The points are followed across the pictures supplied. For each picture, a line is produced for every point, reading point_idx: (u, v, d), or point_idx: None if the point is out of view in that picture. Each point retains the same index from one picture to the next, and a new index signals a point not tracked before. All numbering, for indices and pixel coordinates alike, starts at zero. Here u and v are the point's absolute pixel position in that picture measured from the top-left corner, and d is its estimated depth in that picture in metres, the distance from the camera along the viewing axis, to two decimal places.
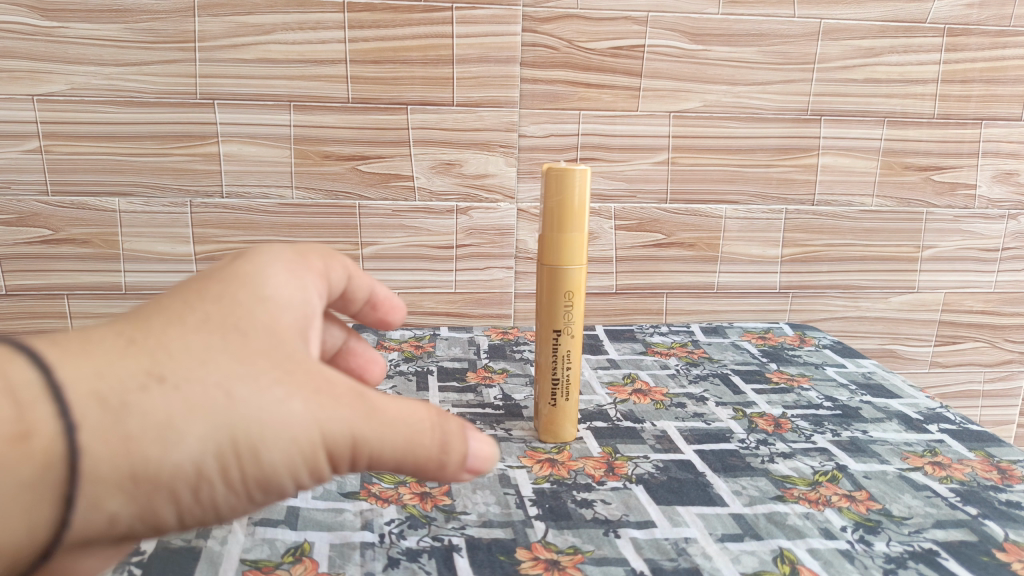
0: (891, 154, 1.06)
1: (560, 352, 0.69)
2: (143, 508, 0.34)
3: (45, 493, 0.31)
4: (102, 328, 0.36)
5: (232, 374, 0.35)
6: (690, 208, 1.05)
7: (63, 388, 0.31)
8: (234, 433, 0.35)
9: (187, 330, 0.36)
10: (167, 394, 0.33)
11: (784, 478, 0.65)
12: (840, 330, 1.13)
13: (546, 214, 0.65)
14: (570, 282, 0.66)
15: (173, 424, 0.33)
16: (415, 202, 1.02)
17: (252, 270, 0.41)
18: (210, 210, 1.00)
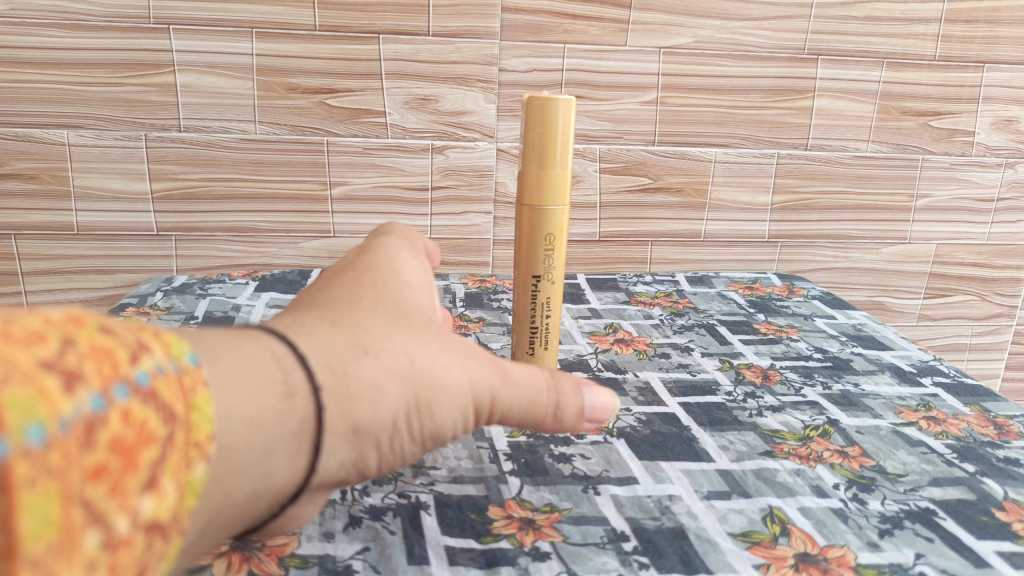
0: (889, 98, 1.02)
1: (539, 300, 0.64)
2: (358, 456, 0.38)
3: (298, 443, 0.35)
4: (299, 313, 0.40)
5: (414, 341, 0.40)
6: (678, 151, 1.00)
7: (306, 355, 0.36)
8: (428, 392, 0.39)
9: (366, 308, 0.41)
10: (375, 357, 0.38)
11: (773, 433, 0.62)
12: (829, 282, 1.10)
13: (526, 149, 0.59)
14: (552, 224, 0.61)
15: (383, 382, 0.37)
16: (388, 140, 0.96)
17: (385, 260, 0.47)
18: (167, 145, 0.93)
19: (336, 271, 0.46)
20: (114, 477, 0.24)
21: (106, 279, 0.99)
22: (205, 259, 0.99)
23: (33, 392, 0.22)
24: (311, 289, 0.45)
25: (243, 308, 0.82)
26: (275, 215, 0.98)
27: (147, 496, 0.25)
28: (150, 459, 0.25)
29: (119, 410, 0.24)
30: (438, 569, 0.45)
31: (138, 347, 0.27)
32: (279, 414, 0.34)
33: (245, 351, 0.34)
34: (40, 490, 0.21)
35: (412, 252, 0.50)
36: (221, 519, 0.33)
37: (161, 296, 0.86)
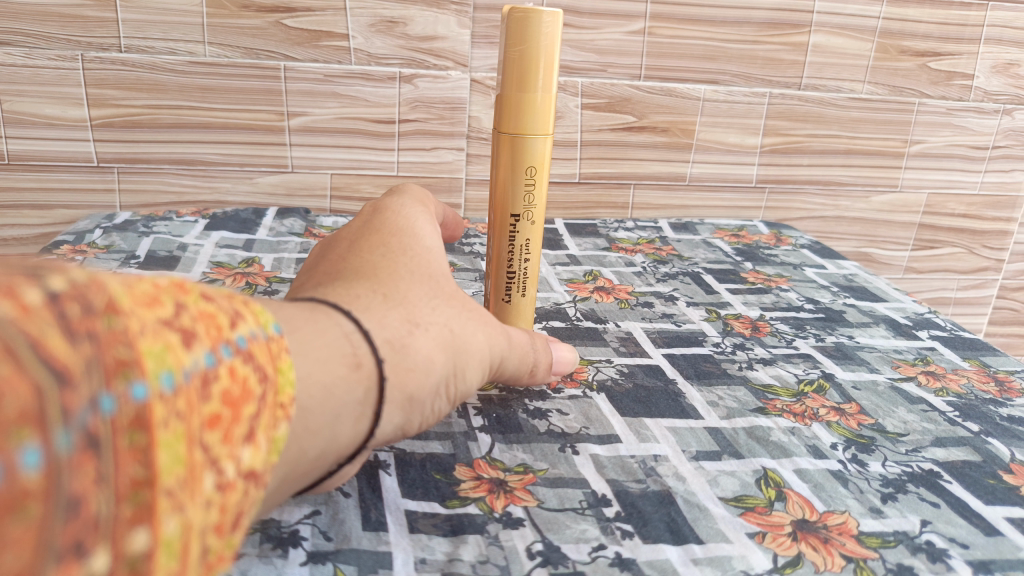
0: (888, 36, 0.96)
1: (517, 242, 0.58)
2: (407, 422, 0.38)
3: (362, 411, 0.34)
4: (340, 283, 0.39)
5: (451, 314, 0.40)
6: (665, 87, 0.93)
7: (370, 329, 0.35)
8: (463, 361, 0.40)
9: (405, 279, 0.41)
10: (424, 330, 0.38)
11: (765, 388, 0.57)
12: (816, 231, 1.05)
13: (506, 69, 0.52)
14: (533, 156, 0.55)
15: (432, 354, 0.38)
16: (351, 66, 0.88)
17: (404, 223, 0.46)
18: (106, 67, 0.84)
19: (355, 234, 0.45)
20: (224, 426, 0.25)
21: (42, 215, 0.90)
22: (151, 195, 0.91)
23: (161, 344, 0.23)
24: (339, 252, 0.43)
25: (191, 248, 0.75)
26: (228, 147, 0.90)
27: (247, 447, 0.26)
28: (251, 414, 0.27)
29: (225, 366, 0.26)
30: (396, 538, 0.40)
31: (234, 314, 0.28)
32: (349, 385, 0.33)
33: (317, 324, 0.34)
34: (172, 430, 0.22)
35: (426, 212, 0.49)
36: (291, 479, 0.32)
37: (101, 233, 0.78)
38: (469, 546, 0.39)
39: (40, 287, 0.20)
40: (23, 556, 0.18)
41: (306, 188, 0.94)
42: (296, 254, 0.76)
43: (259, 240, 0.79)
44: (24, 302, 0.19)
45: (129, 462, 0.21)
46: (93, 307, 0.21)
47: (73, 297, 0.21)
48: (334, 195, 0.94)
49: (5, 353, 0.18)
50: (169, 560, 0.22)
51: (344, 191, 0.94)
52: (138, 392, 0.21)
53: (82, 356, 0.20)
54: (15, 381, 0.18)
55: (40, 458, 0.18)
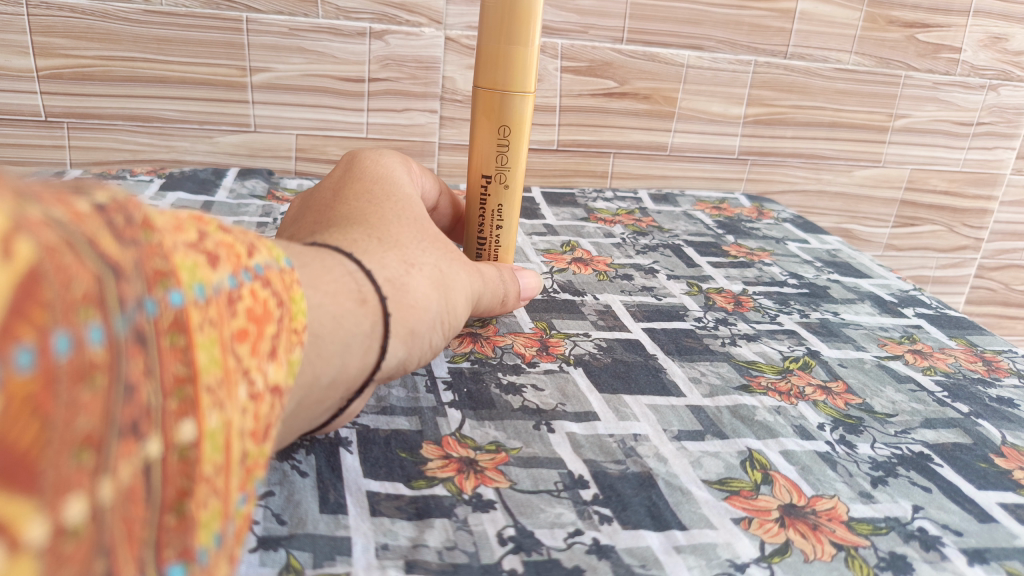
0: (876, 5, 0.93)
1: (488, 206, 0.54)
2: (409, 361, 0.34)
3: (370, 345, 0.31)
4: (331, 228, 0.36)
5: (442, 256, 0.37)
6: (648, 52, 0.90)
7: (371, 268, 0.32)
8: (455, 302, 0.37)
9: (395, 223, 0.37)
10: (421, 269, 0.35)
11: (748, 364, 0.55)
12: (797, 206, 1.03)
13: (486, 19, 0.48)
14: (509, 114, 0.51)
15: (430, 292, 0.35)
16: (318, 20, 0.83)
17: (385, 171, 0.43)
18: (53, 13, 0.79)
19: (335, 185, 0.42)
20: (254, 340, 0.23)
21: None
22: (104, 152, 0.86)
23: (192, 259, 0.21)
24: (320, 205, 0.40)
25: None
26: (186, 103, 0.85)
27: (275, 366, 0.24)
28: (274, 333, 0.24)
29: (249, 288, 0.24)
30: (356, 521, 0.36)
31: (253, 241, 0.26)
32: (357, 318, 0.30)
33: (320, 261, 0.30)
34: (207, 335, 0.21)
35: (401, 160, 0.46)
36: (300, 407, 0.29)
37: None
38: (435, 531, 0.36)
39: (86, 198, 0.18)
40: (92, 422, 0.16)
41: (270, 149, 0.89)
42: (257, 219, 0.71)
43: (217, 203, 0.75)
44: (74, 209, 0.17)
45: (171, 361, 0.19)
46: (133, 218, 0.19)
47: (117, 207, 0.19)
48: (299, 157, 0.90)
49: (68, 246, 0.16)
50: (215, 453, 0.20)
51: (310, 153, 0.90)
52: (176, 298, 0.19)
53: (129, 260, 0.18)
54: (76, 267, 0.16)
55: (102, 335, 0.17)
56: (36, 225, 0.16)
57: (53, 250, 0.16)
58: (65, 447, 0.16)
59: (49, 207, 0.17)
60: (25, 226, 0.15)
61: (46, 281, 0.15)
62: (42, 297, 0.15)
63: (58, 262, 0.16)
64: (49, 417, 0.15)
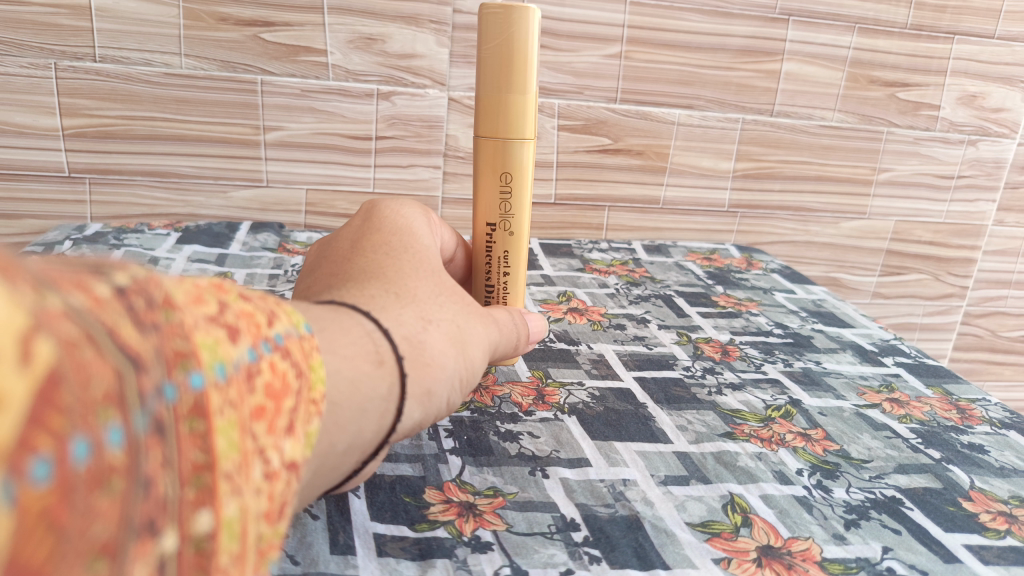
0: (858, 65, 0.98)
1: (495, 253, 0.55)
2: (426, 418, 0.37)
3: (388, 407, 0.34)
4: (348, 284, 0.39)
5: (457, 311, 0.41)
6: (640, 111, 0.94)
7: (388, 327, 0.35)
8: (472, 353, 0.40)
9: (412, 277, 0.41)
10: (436, 326, 0.38)
11: (733, 413, 0.58)
12: (787, 256, 1.07)
13: (482, 70, 0.50)
14: (510, 160, 0.52)
15: (446, 348, 0.38)
16: (329, 82, 0.88)
17: (403, 223, 0.47)
18: (80, 76, 0.84)
19: (354, 236, 0.45)
20: (269, 417, 0.24)
21: (11, 225, 0.88)
22: (123, 207, 0.90)
23: (211, 337, 0.22)
24: (342, 253, 0.44)
25: (162, 262, 0.74)
26: (202, 160, 0.89)
27: (292, 443, 0.25)
28: (289, 408, 0.25)
29: (266, 361, 0.24)
30: (364, 561, 0.39)
31: (269, 313, 0.27)
32: (374, 380, 0.33)
33: (340, 324, 0.33)
34: (226, 418, 0.21)
35: (420, 210, 0.50)
36: (317, 474, 0.31)
37: (70, 246, 0.77)
38: (436, 571, 0.39)
39: (106, 280, 0.18)
40: (109, 529, 0.16)
41: (281, 203, 0.93)
42: (268, 271, 0.76)
43: (231, 255, 0.79)
44: (94, 293, 0.18)
45: (189, 449, 0.19)
46: (153, 300, 0.20)
47: (138, 291, 0.19)
48: (308, 211, 0.94)
49: (85, 341, 0.17)
50: (232, 544, 0.20)
51: (319, 207, 0.94)
52: (197, 381, 0.20)
53: (150, 348, 0.19)
54: (95, 364, 0.17)
55: (121, 436, 0.17)
56: (54, 318, 0.16)
57: (69, 346, 0.16)
58: (80, 558, 0.16)
59: (69, 294, 0.17)
60: (45, 323, 0.16)
61: (67, 383, 0.16)
62: (60, 401, 0.16)
63: (76, 360, 0.16)
64: (67, 529, 0.15)
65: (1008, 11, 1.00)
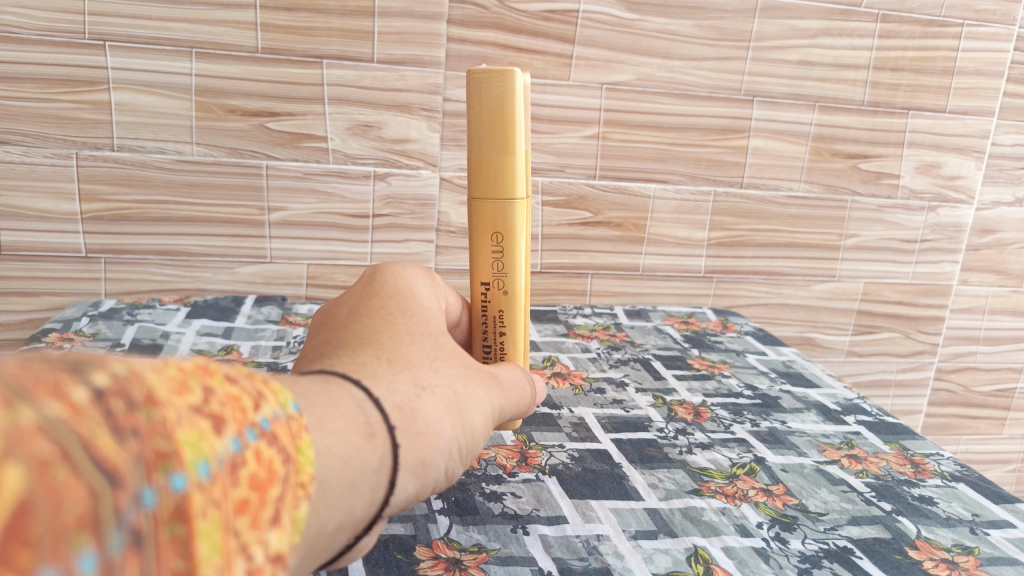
0: (820, 140, 1.05)
1: (489, 313, 0.55)
2: (420, 489, 0.39)
3: (378, 480, 0.36)
4: (343, 351, 0.41)
5: (454, 376, 0.43)
6: (619, 186, 1.01)
7: (379, 397, 0.37)
8: (469, 419, 0.42)
9: (407, 341, 0.43)
10: (429, 393, 0.40)
11: (701, 471, 0.63)
12: (762, 317, 1.12)
13: (470, 133, 0.50)
14: (500, 221, 0.52)
15: (440, 416, 0.40)
16: (329, 165, 0.96)
17: (403, 285, 0.50)
18: (99, 164, 0.91)
19: (354, 300, 0.48)
20: (252, 510, 0.24)
21: (30, 302, 0.94)
22: (135, 283, 0.96)
23: (196, 432, 0.22)
24: (341, 316, 0.46)
25: (173, 337, 0.80)
26: (210, 239, 0.96)
27: (276, 532, 0.25)
28: (274, 496, 0.26)
29: (252, 450, 0.25)
30: None
31: (257, 394, 0.27)
32: (365, 453, 0.35)
33: (330, 396, 0.35)
34: (209, 518, 0.21)
35: (425, 273, 0.53)
36: (307, 555, 0.33)
37: (88, 322, 0.83)
38: None
39: (84, 383, 0.19)
40: None
41: (283, 277, 0.99)
42: (272, 342, 0.81)
43: (237, 328, 0.85)
44: (72, 401, 0.18)
45: (170, 555, 0.20)
46: (135, 400, 0.20)
47: (118, 393, 0.20)
48: (309, 284, 1.00)
49: (56, 458, 0.17)
50: None
51: (319, 280, 1.00)
52: (178, 483, 0.20)
53: (129, 455, 0.19)
54: (69, 484, 0.17)
55: (94, 564, 0.17)
56: (28, 438, 0.17)
57: (43, 469, 0.17)
58: None
59: (44, 404, 0.17)
60: (14, 447, 0.16)
61: (35, 512, 0.16)
62: (30, 532, 0.16)
63: (49, 484, 0.17)
64: None
65: (959, 88, 1.07)
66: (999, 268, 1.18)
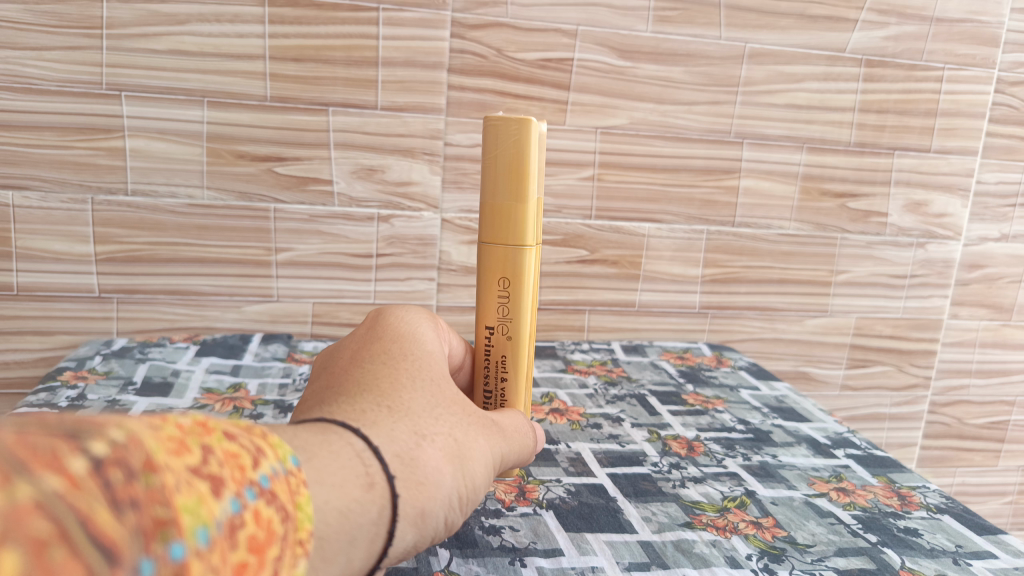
0: (809, 180, 1.09)
1: (493, 355, 0.57)
2: (421, 537, 0.41)
3: (377, 531, 0.38)
4: (345, 397, 0.44)
5: (455, 424, 0.45)
6: (614, 225, 1.05)
7: (379, 446, 0.40)
8: (470, 468, 0.45)
9: (406, 387, 0.46)
10: (430, 441, 0.43)
11: (693, 504, 0.65)
12: (757, 352, 1.15)
13: (484, 179, 0.52)
14: (507, 267, 0.54)
15: (441, 466, 0.42)
16: (334, 208, 0.99)
17: (406, 328, 0.52)
18: (113, 208, 0.94)
19: (357, 344, 0.51)
20: (251, 572, 0.27)
21: (44, 341, 0.97)
22: (146, 322, 0.99)
23: (193, 498, 0.25)
24: (344, 361, 0.49)
25: (183, 375, 0.83)
26: (219, 279, 0.99)
27: None
28: (274, 556, 0.28)
29: (249, 511, 0.28)
30: None
31: (258, 451, 0.31)
32: (363, 504, 0.37)
33: (331, 447, 0.38)
34: None
35: (428, 317, 0.56)
36: None
37: (100, 361, 0.86)
38: None
39: (87, 456, 0.22)
40: None
41: (289, 316, 1.02)
42: (279, 380, 0.84)
43: (245, 366, 0.87)
44: (75, 475, 0.21)
45: None
46: (134, 470, 0.23)
47: (115, 463, 0.22)
48: (315, 321, 1.03)
49: (55, 533, 0.19)
50: None
51: (324, 318, 1.03)
52: (174, 551, 0.23)
53: (126, 525, 0.22)
54: (68, 563, 0.19)
55: None
56: (31, 518, 0.19)
57: (45, 550, 0.19)
58: None
59: (45, 480, 0.20)
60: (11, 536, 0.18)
61: None
62: None
63: (43, 565, 0.19)
64: None
65: (942, 128, 1.11)
66: (989, 301, 1.21)
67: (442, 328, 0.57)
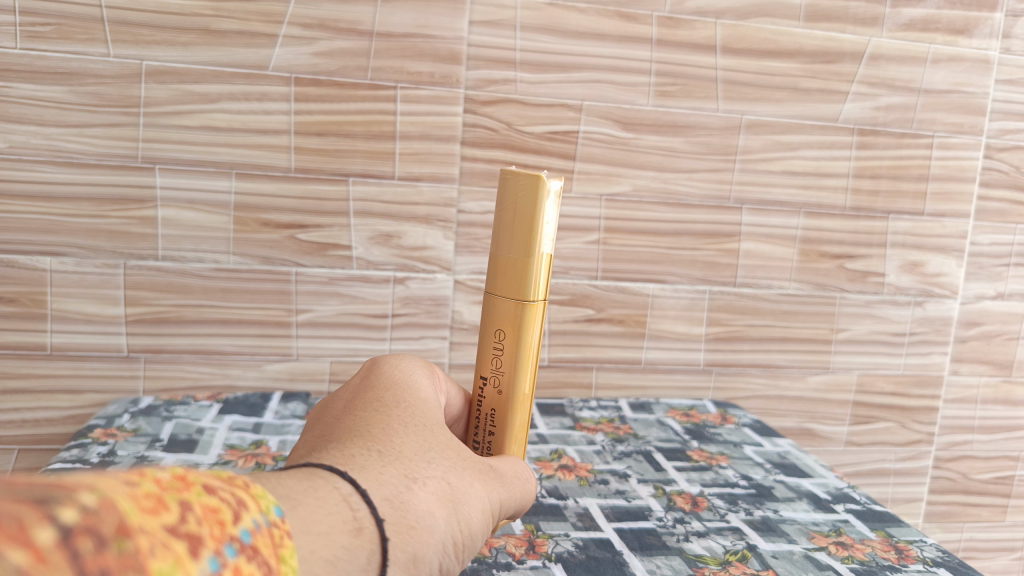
0: (807, 242, 1.13)
1: (484, 403, 0.60)
2: None
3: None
4: (339, 442, 0.48)
5: (448, 468, 0.49)
6: (620, 286, 1.09)
7: (368, 491, 0.43)
8: (464, 513, 0.48)
9: (399, 433, 0.49)
10: (419, 485, 0.46)
11: (696, 558, 0.67)
12: (761, 409, 1.17)
13: (496, 231, 0.56)
14: (502, 317, 0.57)
15: (434, 510, 0.46)
16: (352, 271, 1.04)
17: (402, 375, 0.57)
18: (143, 273, 0.99)
19: (350, 393, 0.55)
20: None
21: (73, 399, 1.01)
22: (170, 380, 1.03)
23: (168, 560, 0.27)
24: (338, 411, 0.53)
25: (206, 432, 0.87)
26: (242, 339, 1.03)
27: None
28: None
29: (229, 566, 0.30)
30: None
31: (238, 507, 0.33)
32: (353, 548, 0.41)
33: (318, 494, 0.41)
34: None
35: (426, 367, 0.60)
36: None
37: (128, 418, 0.90)
38: None
39: (58, 526, 0.24)
40: None
41: (307, 374, 1.06)
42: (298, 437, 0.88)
43: (266, 423, 0.91)
44: (42, 549, 0.23)
45: None
46: (105, 537, 0.25)
47: (86, 531, 0.24)
48: (332, 379, 1.07)
49: None
50: None
51: (341, 375, 1.07)
52: None
53: None
54: None
55: None
56: None
57: None
58: None
59: (13, 555, 0.22)
60: None
61: None
62: None
63: None
64: None
65: (935, 192, 1.16)
66: (988, 358, 1.24)
67: (437, 377, 0.61)
